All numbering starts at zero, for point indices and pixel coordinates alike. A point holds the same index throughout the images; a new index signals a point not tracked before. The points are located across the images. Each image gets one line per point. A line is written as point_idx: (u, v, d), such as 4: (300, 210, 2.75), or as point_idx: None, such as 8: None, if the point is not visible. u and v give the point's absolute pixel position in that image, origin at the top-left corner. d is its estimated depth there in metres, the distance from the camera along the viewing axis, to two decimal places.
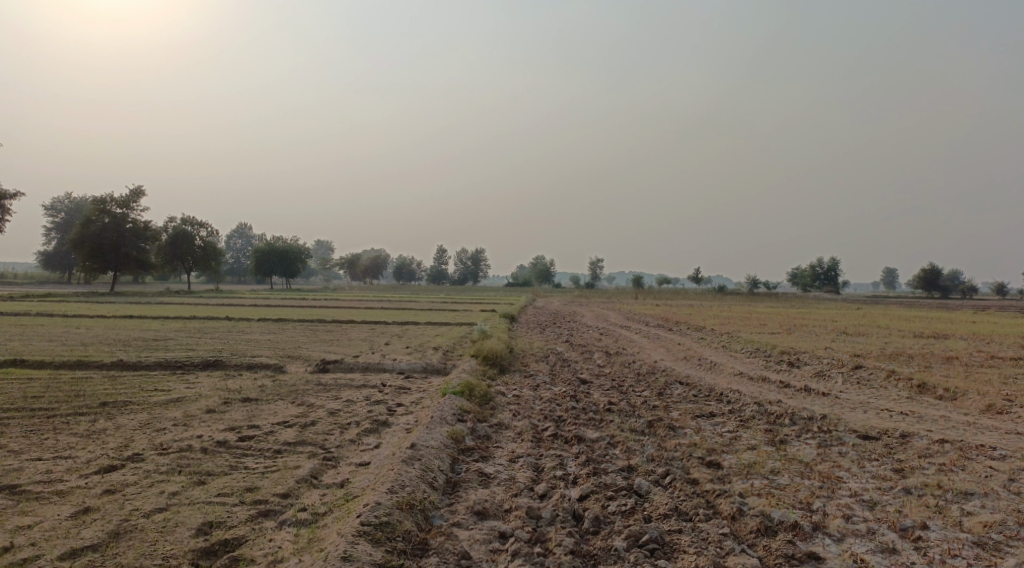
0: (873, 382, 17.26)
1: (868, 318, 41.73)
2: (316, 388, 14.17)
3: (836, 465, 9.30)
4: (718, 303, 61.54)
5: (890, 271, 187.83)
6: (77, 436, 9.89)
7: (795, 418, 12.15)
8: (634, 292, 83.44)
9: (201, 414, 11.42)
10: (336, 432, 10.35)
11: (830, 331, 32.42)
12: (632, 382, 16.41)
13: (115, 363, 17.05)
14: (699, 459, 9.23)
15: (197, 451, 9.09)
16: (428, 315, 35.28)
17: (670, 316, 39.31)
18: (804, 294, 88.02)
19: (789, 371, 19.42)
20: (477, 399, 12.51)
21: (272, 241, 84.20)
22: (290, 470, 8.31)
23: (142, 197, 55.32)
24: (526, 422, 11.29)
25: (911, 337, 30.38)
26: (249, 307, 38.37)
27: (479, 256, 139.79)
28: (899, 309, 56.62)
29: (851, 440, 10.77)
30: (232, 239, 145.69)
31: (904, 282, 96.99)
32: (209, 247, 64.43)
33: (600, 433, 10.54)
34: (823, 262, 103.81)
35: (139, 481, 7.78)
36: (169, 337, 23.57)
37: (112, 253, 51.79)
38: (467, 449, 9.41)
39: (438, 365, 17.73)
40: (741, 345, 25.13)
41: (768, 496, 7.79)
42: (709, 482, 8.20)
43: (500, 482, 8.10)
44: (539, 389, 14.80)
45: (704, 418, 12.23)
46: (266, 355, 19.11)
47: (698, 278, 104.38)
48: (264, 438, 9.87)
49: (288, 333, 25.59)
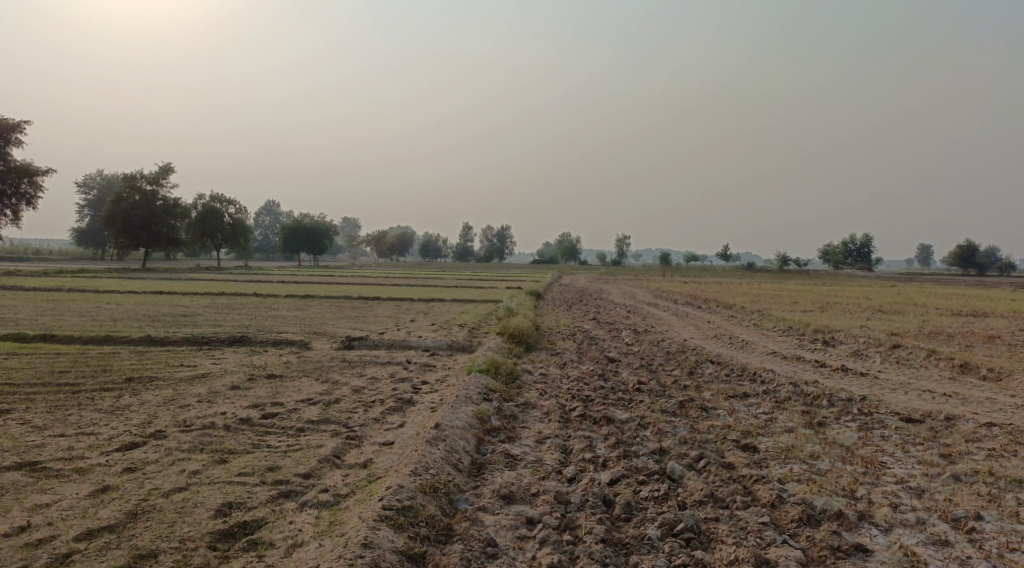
0: (913, 362, 16.68)
1: (903, 296, 40.69)
2: (340, 365, 14.03)
3: (879, 450, 8.87)
4: (748, 280, 60.49)
5: (924, 249, 183.76)
6: (101, 412, 9.81)
7: (832, 400, 11.69)
8: (661, 270, 82.51)
9: (225, 391, 11.32)
10: (360, 410, 10.16)
11: (865, 309, 31.61)
12: (661, 361, 16.04)
13: (143, 338, 17.11)
14: (734, 443, 8.86)
15: (220, 428, 8.95)
16: (453, 292, 35.09)
17: (699, 293, 38.70)
18: (837, 272, 86.23)
19: (823, 350, 18.86)
20: (503, 377, 12.24)
21: (300, 218, 84.69)
22: (312, 450, 8.12)
23: (172, 173, 55.78)
24: (553, 402, 11.01)
25: (949, 315, 29.53)
26: (277, 284, 38.54)
27: (505, 233, 139.31)
28: (937, 287, 55.12)
29: (893, 423, 10.32)
30: (260, 216, 146.79)
31: (940, 260, 94.61)
32: (237, 223, 64.85)
33: (630, 414, 10.21)
34: (855, 238, 101.74)
35: (160, 459, 7.64)
36: (197, 313, 23.62)
37: (144, 230, 52.38)
38: (492, 430, 9.15)
39: (464, 342, 17.50)
40: (773, 323, 24.56)
41: (809, 482, 7.42)
42: (745, 466, 7.84)
43: (527, 465, 7.83)
44: (566, 367, 14.50)
45: (737, 398, 11.83)
46: (292, 331, 19.06)
47: (726, 256, 103.04)
48: (287, 416, 9.71)
49: (315, 309, 25.58)
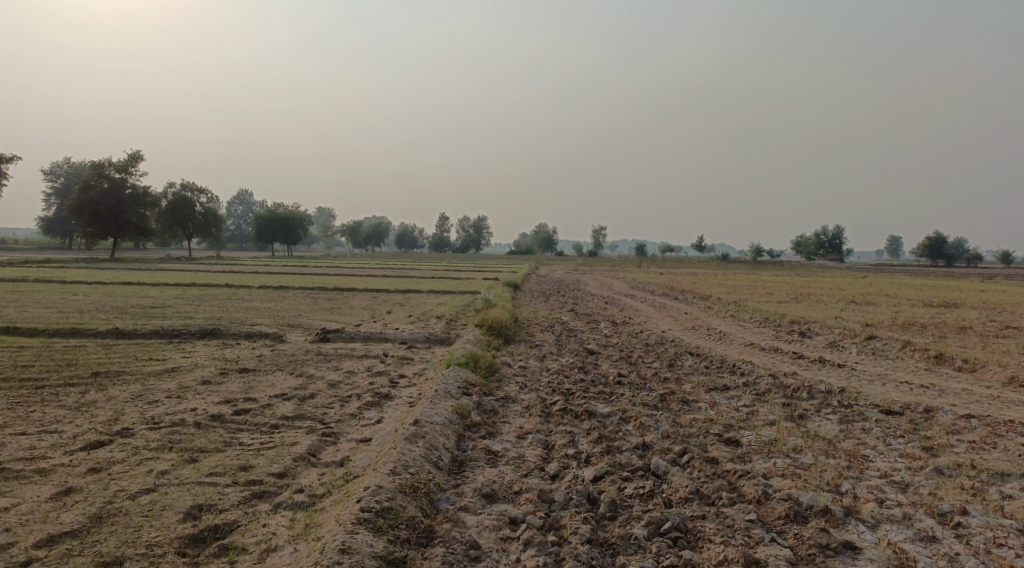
0: (889, 354, 16.79)
1: (875, 287, 41.21)
2: (316, 358, 13.73)
3: (861, 443, 8.84)
4: (724, 271, 60.80)
5: (894, 241, 186.86)
6: (65, 409, 9.44)
7: (812, 392, 11.67)
8: (637, 260, 82.77)
9: (196, 386, 10.98)
10: (336, 406, 9.91)
11: (838, 300, 31.95)
12: (641, 353, 15.95)
13: (111, 331, 16.61)
14: (716, 437, 8.76)
15: (190, 425, 8.65)
16: (430, 283, 34.79)
17: (675, 284, 38.81)
18: (810, 263, 87.11)
19: (801, 341, 18.93)
20: (482, 371, 12.05)
21: (274, 208, 83.51)
22: (286, 447, 7.87)
23: (141, 161, 54.57)
24: (534, 395, 10.84)
25: (921, 306, 29.94)
26: (249, 274, 37.89)
27: (481, 224, 138.88)
28: (909, 279, 55.82)
29: (873, 415, 10.32)
30: (233, 206, 144.67)
31: (910, 252, 96.19)
32: (210, 213, 63.73)
33: (611, 408, 10.08)
34: (827, 229, 103.00)
35: (127, 458, 7.33)
36: (168, 304, 23.08)
37: (112, 219, 51.22)
38: (472, 425, 8.96)
39: (442, 335, 17.27)
40: (749, 314, 24.66)
41: (794, 477, 7.34)
42: (729, 461, 7.74)
43: (509, 461, 7.65)
44: (545, 360, 14.35)
45: (717, 391, 11.77)
46: (266, 324, 18.65)
47: (701, 247, 103.72)
48: (261, 412, 9.42)
49: (289, 301, 25.13)
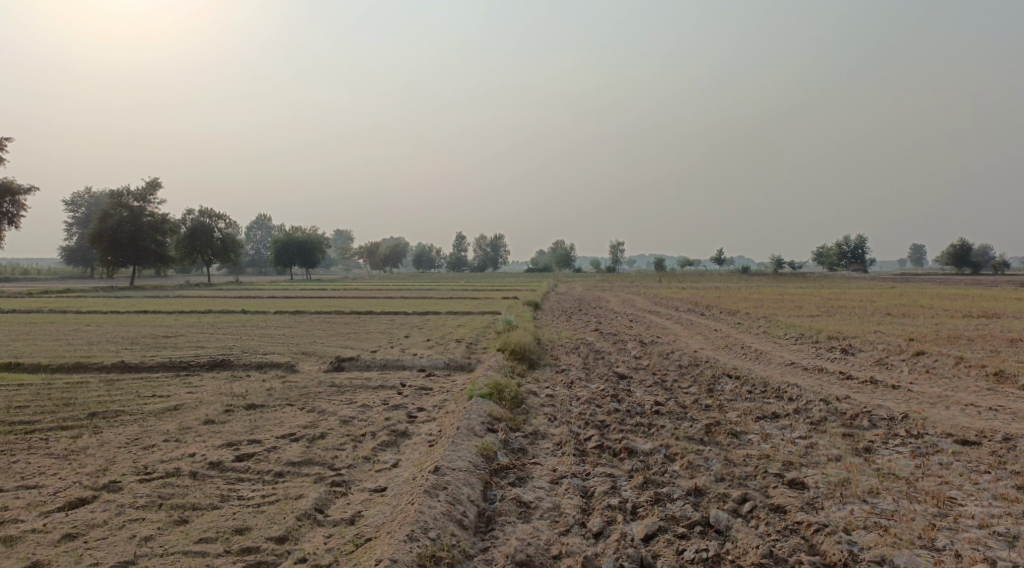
0: (943, 372, 15.50)
1: (907, 298, 39.57)
2: (329, 391, 12.76)
3: (944, 482, 7.72)
4: (746, 284, 58.89)
5: (915, 249, 184.11)
6: (52, 458, 8.56)
7: (873, 420, 10.53)
8: (656, 275, 81.33)
9: (198, 426, 10.07)
10: (348, 447, 8.95)
11: (873, 312, 30.55)
12: (675, 376, 14.82)
13: (116, 365, 15.80)
14: (777, 478, 7.70)
15: (185, 476, 7.73)
16: (449, 304, 33.90)
17: (700, 299, 37.50)
18: (834, 275, 85.26)
19: (844, 359, 17.68)
20: (507, 402, 11.01)
21: (292, 232, 83.52)
22: (290, 502, 6.93)
23: (159, 188, 54.60)
24: (565, 430, 9.79)
25: (961, 317, 28.53)
26: (266, 299, 37.27)
27: (498, 243, 138.23)
28: (941, 287, 53.68)
29: (948, 447, 9.18)
30: (253, 231, 145.53)
31: (936, 260, 93.95)
32: (228, 239, 63.55)
33: (652, 444, 9.03)
34: (849, 239, 100.88)
35: (108, 520, 6.43)
36: (180, 334, 22.30)
37: (131, 247, 50.91)
38: (500, 469, 7.95)
39: (462, 361, 16.29)
40: (783, 330, 23.41)
41: (880, 530, 6.31)
42: (799, 510, 6.70)
43: (543, 515, 6.69)
44: (574, 387, 13.31)
45: (767, 420, 10.66)
46: (278, 353, 17.78)
47: (720, 260, 102.38)
48: (265, 457, 8.49)
49: (304, 326, 24.32)
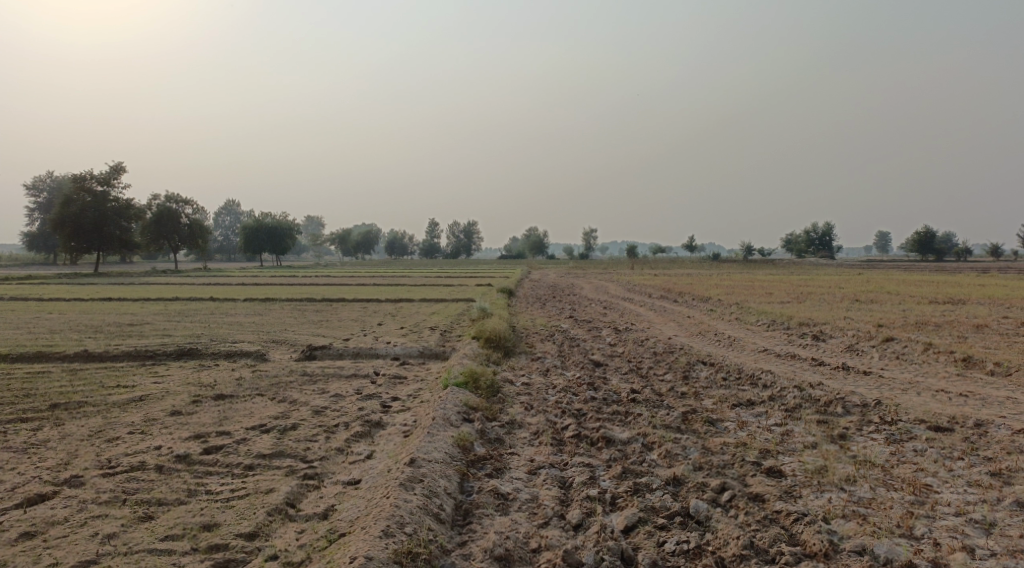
0: (913, 357, 15.71)
1: (875, 284, 40.18)
2: (301, 380, 12.50)
3: (919, 469, 7.76)
4: (717, 271, 59.44)
5: (882, 236, 187.36)
6: (10, 452, 8.21)
7: (847, 407, 10.58)
8: (629, 262, 81.69)
9: (164, 418, 9.77)
10: (320, 438, 8.74)
11: (842, 298, 30.97)
12: (651, 364, 14.80)
13: (80, 354, 15.33)
14: (755, 465, 7.68)
15: (151, 470, 7.47)
16: (422, 291, 33.62)
17: (673, 286, 37.66)
18: (803, 262, 86.53)
19: (816, 346, 17.84)
20: (483, 391, 10.87)
21: (262, 217, 82.24)
22: (261, 496, 6.73)
23: (124, 173, 53.29)
24: (542, 419, 9.68)
25: (927, 303, 29.04)
26: (235, 286, 36.61)
27: (471, 230, 137.70)
28: (906, 275, 54.58)
29: (922, 433, 9.25)
30: (221, 217, 143.24)
31: (902, 247, 95.73)
32: (196, 225, 62.35)
33: (629, 432, 8.96)
34: (818, 227, 102.30)
35: (69, 517, 6.17)
36: (146, 322, 21.76)
37: (95, 233, 49.66)
38: (477, 460, 7.81)
39: (437, 348, 16.11)
40: (755, 317, 23.56)
41: (859, 519, 6.32)
42: (778, 499, 6.68)
43: (522, 508, 6.58)
44: (550, 375, 13.21)
45: (743, 408, 10.65)
46: (248, 341, 17.42)
47: (692, 247, 103.21)
48: (234, 450, 8.24)
49: (275, 314, 23.90)
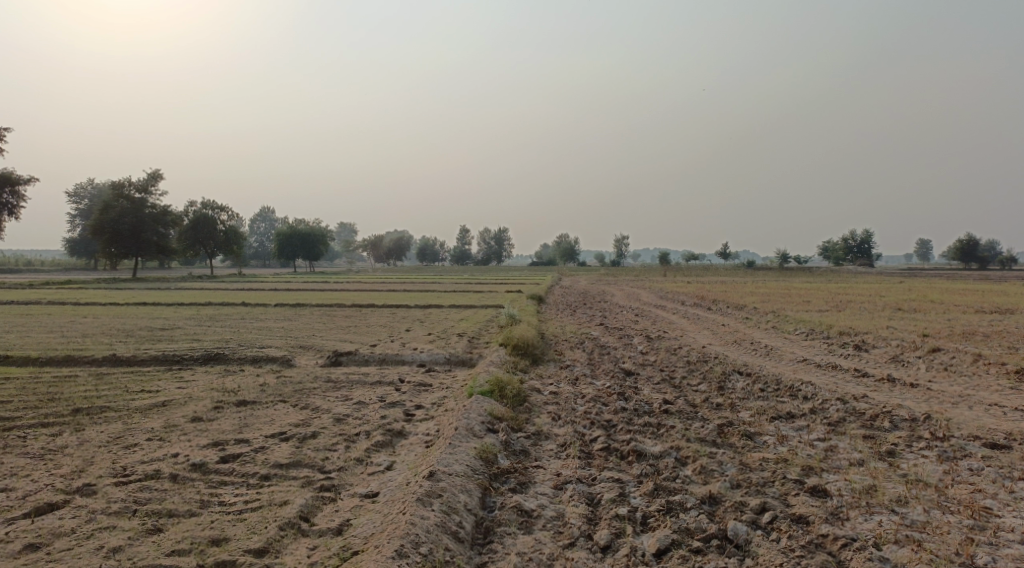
0: (962, 369, 14.94)
1: (917, 292, 38.84)
2: (325, 387, 12.26)
3: (977, 490, 7.19)
4: (751, 279, 58.38)
5: (922, 243, 182.47)
6: (27, 458, 8.07)
7: (894, 421, 9.98)
8: (661, 269, 80.52)
9: (184, 425, 9.57)
10: (340, 448, 8.45)
11: (883, 307, 29.93)
12: (684, 373, 14.28)
13: (108, 358, 15.31)
14: (798, 483, 7.19)
15: (165, 479, 7.24)
16: (452, 298, 33.36)
17: (706, 294, 36.83)
18: (841, 269, 84.49)
19: (857, 356, 17.10)
20: (509, 400, 10.51)
21: (295, 224, 83.05)
22: (275, 508, 6.45)
23: (161, 180, 54.13)
24: (570, 430, 9.27)
25: (973, 312, 27.89)
26: (267, 292, 36.73)
27: (502, 237, 137.55)
28: (951, 283, 52.53)
29: (977, 451, 8.64)
30: (256, 224, 145.42)
31: (943, 256, 93.05)
32: (231, 232, 63.13)
33: (662, 445, 8.50)
34: (856, 235, 100.07)
35: (76, 528, 5.95)
36: (176, 326, 21.83)
37: (132, 239, 50.46)
38: (500, 474, 7.43)
39: (463, 355, 15.78)
40: (792, 326, 22.80)
41: (914, 545, 5.82)
42: (825, 521, 6.20)
43: (546, 526, 6.20)
44: (579, 384, 12.79)
45: (783, 421, 10.11)
46: (275, 346, 17.29)
47: (726, 255, 101.64)
48: (251, 458, 7.99)
49: (304, 319, 23.84)
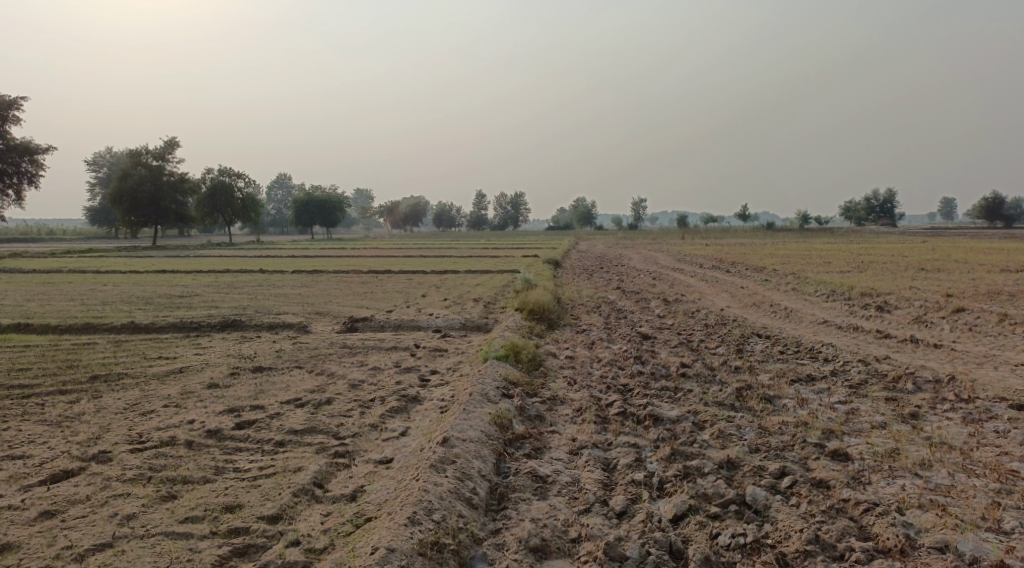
0: (987, 329, 14.63)
1: (941, 252, 38.14)
2: (340, 353, 12.24)
3: (1003, 453, 7.01)
4: (771, 241, 57.65)
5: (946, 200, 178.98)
6: (45, 425, 8.12)
7: (917, 383, 9.77)
8: (679, 231, 79.69)
9: (201, 391, 9.59)
10: (355, 414, 8.42)
11: (906, 267, 29.38)
12: (703, 336, 14.11)
13: (127, 326, 15.41)
14: (818, 447, 7.04)
15: (180, 446, 7.25)
16: (469, 263, 33.21)
17: (725, 256, 36.40)
18: (864, 228, 83.23)
19: (879, 317, 16.78)
20: (524, 365, 10.42)
21: (312, 190, 83.01)
22: (289, 475, 6.43)
23: (178, 147, 54.14)
24: (586, 395, 9.18)
25: (999, 271, 27.30)
26: (285, 258, 36.85)
27: (518, 201, 136.78)
28: (974, 242, 51.56)
29: (1002, 412, 8.43)
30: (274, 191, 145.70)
31: (968, 215, 91.25)
32: (249, 199, 63.24)
33: (679, 410, 8.38)
34: (878, 194, 98.32)
35: (91, 495, 5.97)
36: (195, 294, 21.96)
37: (151, 207, 50.77)
38: (515, 439, 7.36)
39: (479, 321, 15.69)
40: (813, 287, 22.44)
41: (939, 510, 5.68)
42: (846, 486, 6.06)
43: (562, 492, 6.13)
44: (595, 348, 12.68)
45: (803, 384, 9.93)
46: (292, 312, 17.32)
47: (745, 217, 100.44)
48: (266, 425, 7.98)
49: (321, 285, 23.87)
